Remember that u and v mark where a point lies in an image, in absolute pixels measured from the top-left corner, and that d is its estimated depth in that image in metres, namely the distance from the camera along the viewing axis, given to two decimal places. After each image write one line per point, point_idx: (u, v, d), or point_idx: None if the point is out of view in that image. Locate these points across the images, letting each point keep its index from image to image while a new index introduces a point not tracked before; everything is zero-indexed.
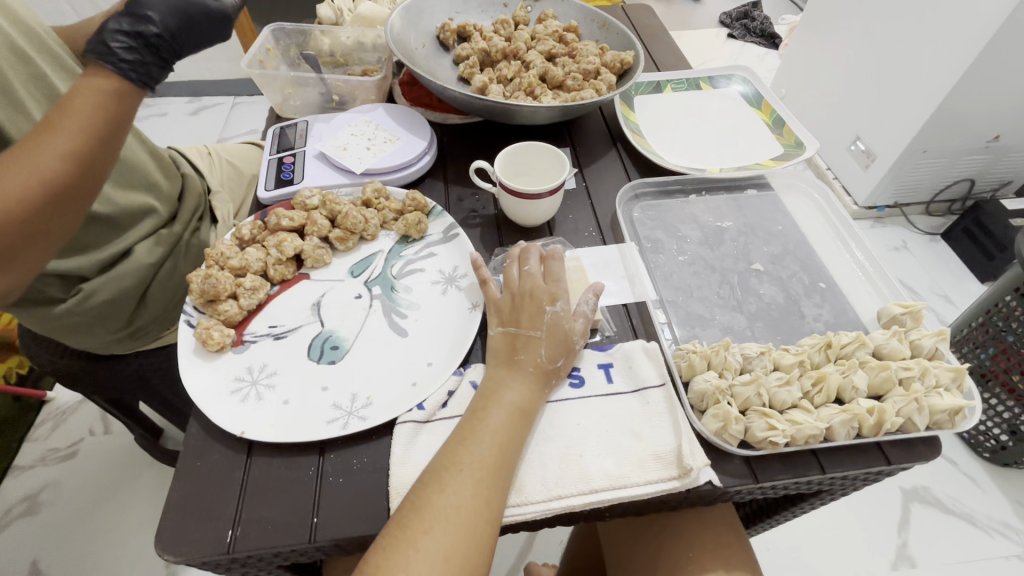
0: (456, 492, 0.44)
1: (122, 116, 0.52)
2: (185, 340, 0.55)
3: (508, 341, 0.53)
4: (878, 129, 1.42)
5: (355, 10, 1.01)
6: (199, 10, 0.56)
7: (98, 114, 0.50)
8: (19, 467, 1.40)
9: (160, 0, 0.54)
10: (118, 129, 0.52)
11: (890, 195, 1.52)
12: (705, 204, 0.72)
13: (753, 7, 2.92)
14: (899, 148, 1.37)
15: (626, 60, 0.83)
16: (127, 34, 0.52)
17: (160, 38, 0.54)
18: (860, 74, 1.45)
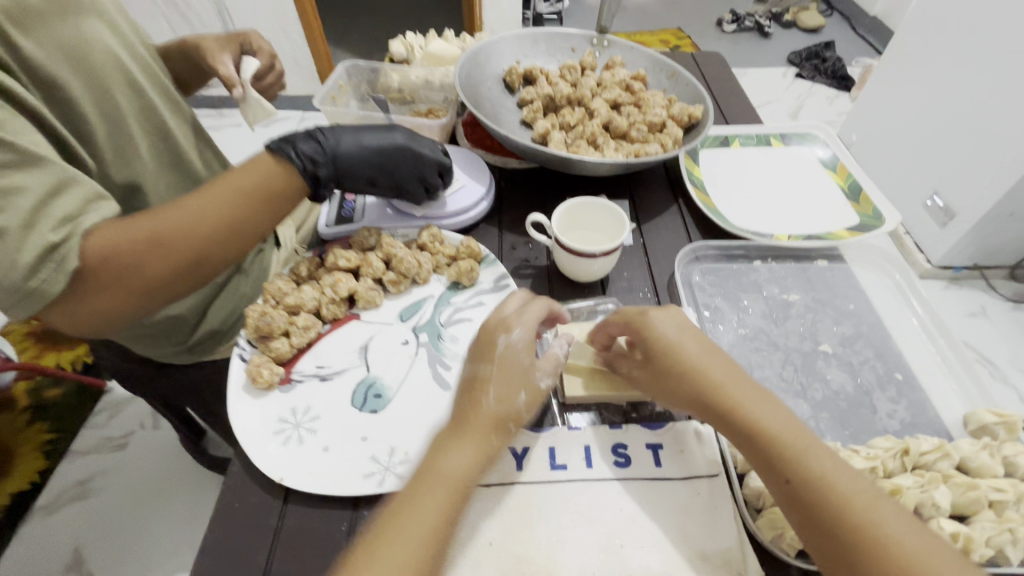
0: (405, 544, 0.40)
1: (270, 189, 0.58)
2: (236, 375, 0.57)
3: (468, 380, 0.49)
4: (958, 187, 1.32)
5: (426, 48, 1.04)
6: (374, 155, 0.66)
7: (258, 191, 0.57)
8: (75, 452, 1.49)
9: (349, 142, 0.65)
10: (258, 194, 0.57)
11: (970, 256, 1.39)
12: (770, 272, 0.69)
13: (825, 47, 2.83)
14: (982, 210, 1.26)
15: (695, 114, 0.81)
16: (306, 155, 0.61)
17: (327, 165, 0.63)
18: (942, 129, 1.36)
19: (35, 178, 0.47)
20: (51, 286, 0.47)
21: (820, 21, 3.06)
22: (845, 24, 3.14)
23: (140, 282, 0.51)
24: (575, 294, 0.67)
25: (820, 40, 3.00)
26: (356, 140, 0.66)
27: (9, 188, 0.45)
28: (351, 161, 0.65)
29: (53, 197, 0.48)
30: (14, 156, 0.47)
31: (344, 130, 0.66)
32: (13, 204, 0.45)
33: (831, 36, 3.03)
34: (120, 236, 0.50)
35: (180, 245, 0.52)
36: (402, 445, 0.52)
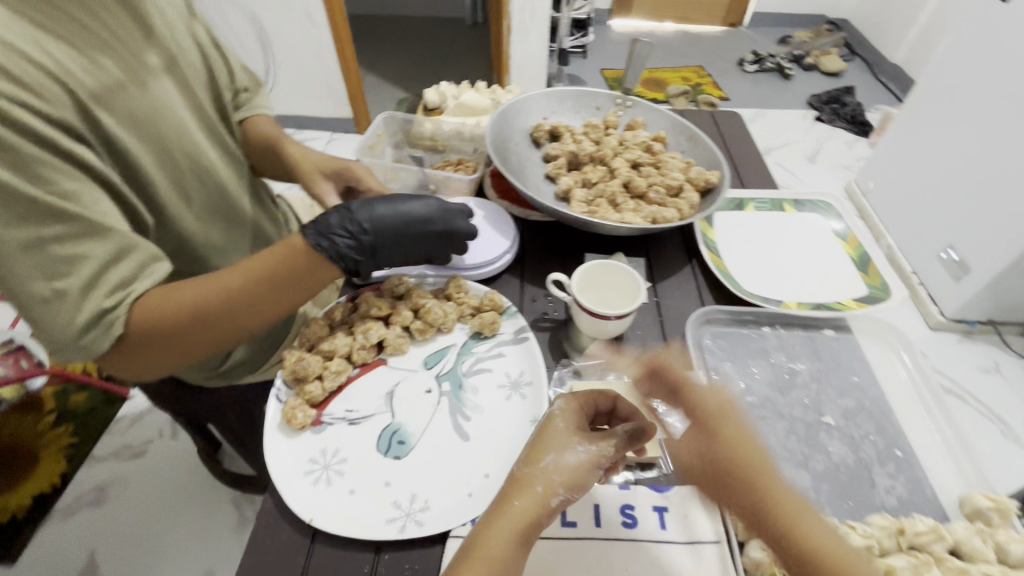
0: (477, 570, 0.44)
1: (297, 272, 0.61)
2: (273, 415, 0.61)
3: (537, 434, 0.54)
4: None
5: (458, 97, 1.10)
6: (411, 227, 0.69)
7: (285, 271, 0.61)
8: (94, 457, 1.52)
9: (385, 216, 0.67)
10: (287, 276, 0.61)
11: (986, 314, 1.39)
12: (779, 340, 0.72)
13: (844, 92, 2.88)
14: None
15: (711, 180, 0.85)
16: (346, 236, 0.64)
17: (367, 242, 0.65)
18: None
19: (97, 246, 0.54)
20: (98, 345, 0.54)
21: (841, 65, 3.10)
22: (866, 68, 3.17)
23: (177, 343, 0.59)
24: (590, 350, 0.70)
25: (840, 83, 3.03)
26: (387, 214, 0.67)
27: (75, 257, 0.52)
28: (386, 235, 0.67)
29: (111, 263, 0.55)
30: (83, 227, 0.53)
31: (379, 203, 0.68)
32: (78, 271, 0.53)
33: (852, 80, 3.06)
34: (160, 305, 0.57)
35: (211, 318, 0.59)
36: (422, 492, 0.56)
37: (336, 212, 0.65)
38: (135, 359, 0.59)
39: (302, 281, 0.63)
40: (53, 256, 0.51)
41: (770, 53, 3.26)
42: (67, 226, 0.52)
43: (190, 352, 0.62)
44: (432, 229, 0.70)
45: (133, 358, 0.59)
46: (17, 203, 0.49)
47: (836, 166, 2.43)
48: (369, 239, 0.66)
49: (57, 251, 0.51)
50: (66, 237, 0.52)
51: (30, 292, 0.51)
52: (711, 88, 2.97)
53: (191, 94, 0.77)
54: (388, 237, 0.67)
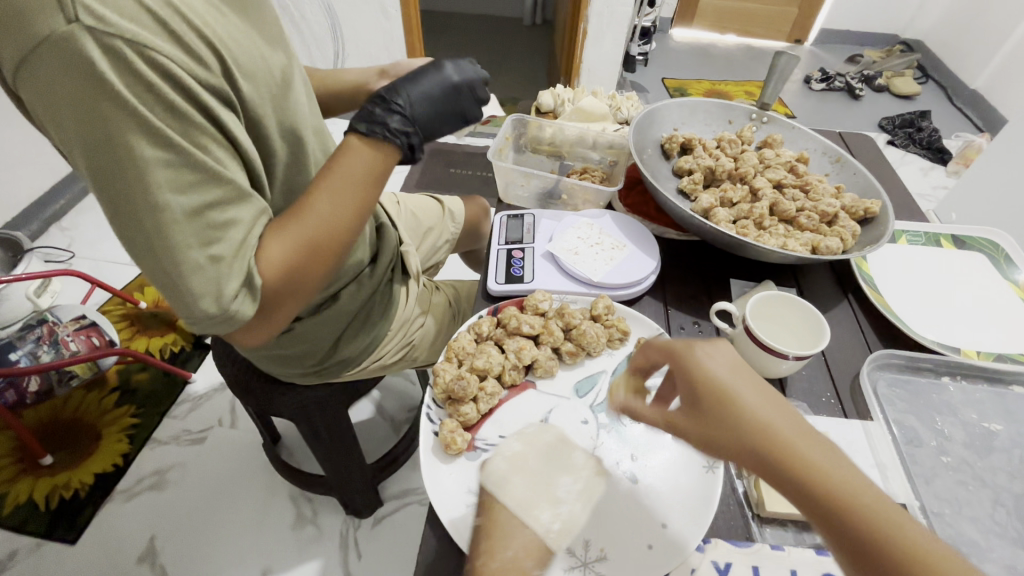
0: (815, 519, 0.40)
1: (374, 172, 0.62)
2: (426, 436, 0.56)
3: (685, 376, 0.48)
4: None
5: (575, 102, 1.05)
6: (442, 98, 0.68)
7: (365, 170, 0.61)
8: (156, 440, 1.51)
9: (415, 91, 0.66)
10: (369, 179, 0.61)
11: None
12: (963, 393, 0.65)
13: (921, 117, 2.74)
14: None
15: (872, 209, 0.78)
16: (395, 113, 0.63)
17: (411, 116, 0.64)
18: None
19: (243, 212, 0.55)
20: (246, 307, 0.56)
21: (916, 87, 2.96)
22: (941, 92, 3.02)
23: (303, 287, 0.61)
24: None
25: (914, 107, 2.90)
26: (417, 88, 0.66)
27: (226, 222, 0.53)
28: (425, 110, 0.66)
29: (253, 227, 0.56)
30: (233, 194, 0.54)
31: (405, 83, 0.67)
32: (229, 236, 0.54)
33: (927, 104, 2.93)
34: (282, 253, 0.58)
35: (319, 250, 0.60)
36: (597, 539, 0.51)
37: (376, 105, 0.63)
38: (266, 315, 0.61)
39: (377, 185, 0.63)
40: (209, 221, 0.52)
41: (840, 72, 3.14)
42: (219, 191, 0.52)
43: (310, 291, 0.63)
44: (459, 96, 0.70)
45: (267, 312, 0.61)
46: (185, 168, 0.49)
47: (912, 195, 2.34)
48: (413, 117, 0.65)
49: (212, 217, 0.52)
50: (218, 203, 0.52)
51: (186, 259, 0.51)
52: (778, 106, 2.87)
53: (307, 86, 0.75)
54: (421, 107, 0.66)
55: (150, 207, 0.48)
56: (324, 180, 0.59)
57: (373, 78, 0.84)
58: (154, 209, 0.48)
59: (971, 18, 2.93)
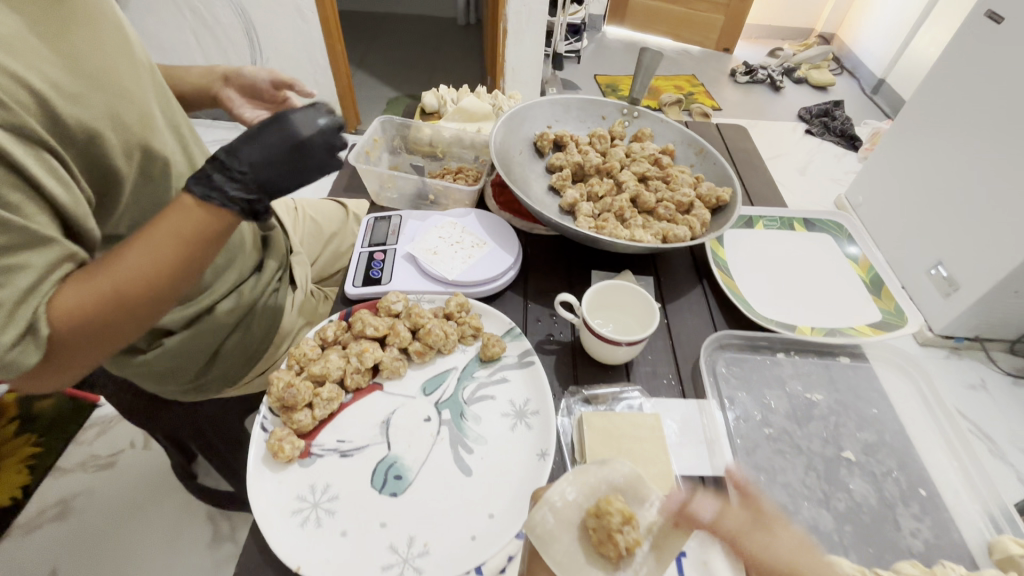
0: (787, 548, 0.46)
1: (212, 233, 0.51)
2: (257, 446, 0.56)
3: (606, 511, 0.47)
4: (968, 256, 1.17)
5: (458, 102, 1.06)
6: (298, 154, 0.56)
7: (198, 232, 0.51)
8: (60, 469, 1.32)
9: (252, 152, 0.53)
10: (207, 242, 0.51)
11: (974, 327, 1.25)
12: (794, 367, 0.69)
13: (834, 106, 2.83)
14: (990, 284, 1.11)
15: (723, 197, 0.82)
16: (235, 182, 0.51)
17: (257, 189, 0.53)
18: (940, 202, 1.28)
19: (37, 259, 0.47)
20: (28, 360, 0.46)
21: (830, 78, 3.09)
22: (853, 83, 3.17)
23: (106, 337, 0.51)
24: (599, 377, 0.66)
25: (828, 97, 3.02)
26: (257, 151, 0.54)
27: (15, 266, 0.45)
28: (271, 173, 0.54)
29: (51, 273, 0.48)
30: (32, 239, 0.47)
31: (243, 141, 0.54)
32: (18, 281, 0.45)
33: (840, 95, 3.06)
34: (78, 302, 0.48)
35: (130, 305, 0.49)
36: (421, 535, 0.51)
37: (211, 171, 0.51)
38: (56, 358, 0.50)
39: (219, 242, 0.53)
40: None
41: (762, 64, 3.25)
42: (5, 236, 0.45)
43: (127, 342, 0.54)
44: (311, 148, 0.57)
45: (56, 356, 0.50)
46: None
47: (826, 179, 2.36)
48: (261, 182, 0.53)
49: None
50: (2, 246, 0.45)
51: None
52: (705, 98, 2.95)
53: (163, 98, 0.71)
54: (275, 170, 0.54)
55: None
56: (142, 233, 0.50)
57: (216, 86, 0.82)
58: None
59: (875, 13, 3.09)
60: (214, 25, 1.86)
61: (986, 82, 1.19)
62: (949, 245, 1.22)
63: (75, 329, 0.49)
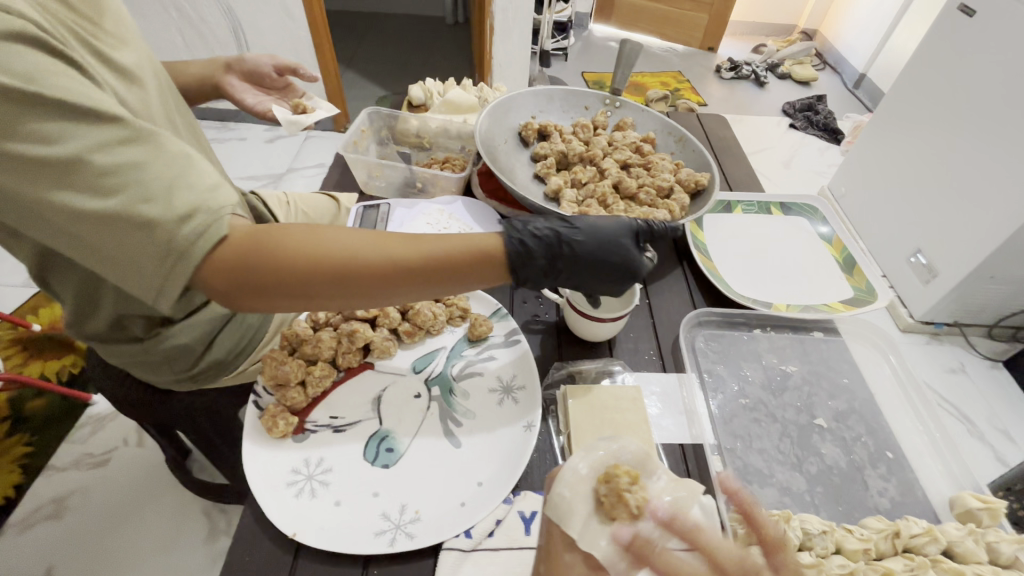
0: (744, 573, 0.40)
1: (470, 262, 0.51)
2: (252, 423, 0.58)
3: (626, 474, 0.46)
4: (942, 241, 1.18)
5: (444, 94, 1.08)
6: (618, 252, 0.58)
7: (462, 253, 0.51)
8: (52, 468, 1.26)
9: (591, 232, 0.57)
10: (450, 274, 0.51)
11: (953, 313, 1.25)
12: (770, 342, 0.72)
13: (817, 101, 2.87)
14: (966, 269, 1.12)
15: (701, 181, 0.85)
16: (535, 235, 0.55)
17: (547, 245, 0.55)
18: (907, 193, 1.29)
19: (146, 152, 0.42)
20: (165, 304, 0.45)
21: (813, 74, 3.14)
22: (836, 78, 3.22)
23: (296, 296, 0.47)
24: (583, 354, 0.69)
25: (812, 93, 3.07)
26: (590, 230, 0.57)
27: (121, 167, 0.41)
28: (587, 249, 0.56)
29: (184, 172, 0.43)
30: (131, 132, 0.42)
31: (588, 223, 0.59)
32: (134, 180, 0.41)
33: (824, 90, 3.11)
34: (295, 241, 0.46)
35: (338, 263, 0.47)
36: (413, 503, 0.53)
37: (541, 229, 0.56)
38: (237, 276, 0.44)
39: (489, 279, 0.53)
40: (94, 165, 0.40)
41: (746, 61, 3.29)
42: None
43: (287, 304, 0.48)
44: (634, 271, 0.58)
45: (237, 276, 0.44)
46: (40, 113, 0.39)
47: (810, 171, 2.40)
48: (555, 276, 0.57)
49: (97, 163, 0.40)
50: (110, 142, 0.41)
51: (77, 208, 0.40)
52: (691, 94, 2.98)
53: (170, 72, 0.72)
54: (596, 278, 0.58)
55: (31, 168, 0.39)
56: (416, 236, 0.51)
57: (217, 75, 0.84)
58: (41, 170, 0.39)
59: (855, 10, 3.14)
60: (201, 24, 1.86)
61: (945, 69, 1.20)
62: (923, 230, 1.24)
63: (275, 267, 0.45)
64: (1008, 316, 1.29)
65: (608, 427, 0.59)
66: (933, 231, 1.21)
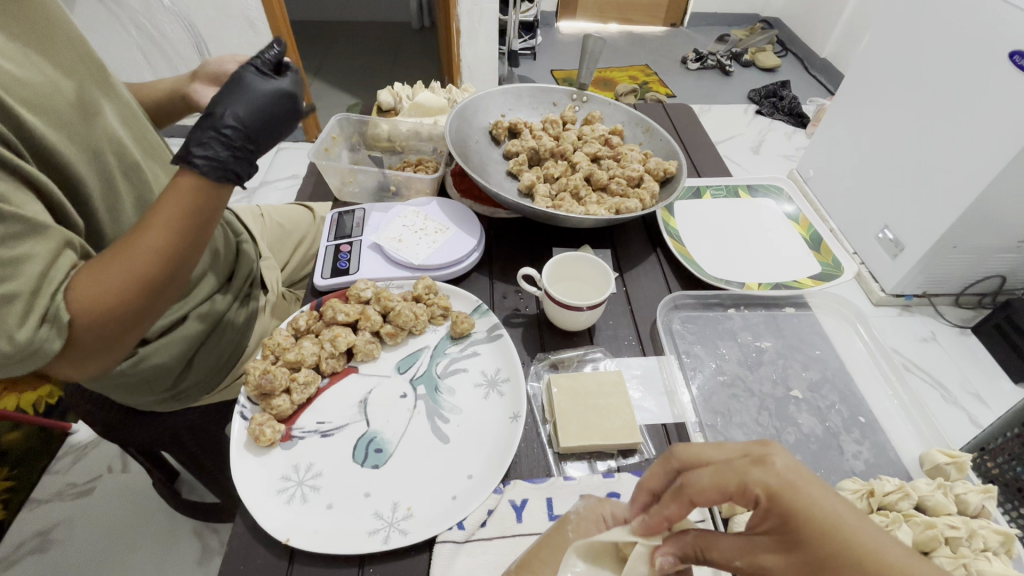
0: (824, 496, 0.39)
1: (198, 210, 0.53)
2: (238, 433, 0.58)
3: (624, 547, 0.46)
4: (906, 215, 1.22)
5: (413, 98, 1.08)
6: (277, 111, 0.60)
7: (191, 204, 0.52)
8: (34, 502, 1.23)
9: (240, 108, 0.57)
10: (201, 225, 0.54)
11: (922, 284, 1.30)
12: (744, 320, 0.75)
13: (781, 86, 2.92)
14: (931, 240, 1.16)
15: (670, 169, 0.87)
16: (206, 158, 0.53)
17: (236, 134, 0.56)
18: (869, 169, 1.33)
19: (36, 246, 0.47)
20: (51, 344, 0.47)
21: (776, 61, 3.20)
22: (798, 63, 3.28)
23: (124, 332, 0.52)
24: (564, 343, 0.70)
25: (776, 79, 3.12)
26: (243, 108, 0.57)
27: (15, 259, 0.45)
28: (258, 125, 0.58)
29: (57, 264, 0.48)
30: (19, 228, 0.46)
31: (228, 103, 0.57)
32: (20, 275, 0.45)
33: (787, 76, 3.17)
34: (105, 287, 0.49)
35: (142, 290, 0.50)
36: (405, 499, 0.54)
37: (219, 144, 0.55)
38: (114, 304, 0.49)
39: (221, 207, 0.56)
40: None
41: (711, 50, 3.33)
42: (7, 226, 0.45)
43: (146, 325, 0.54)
44: (296, 109, 0.63)
45: (105, 315, 0.50)
46: None
47: (778, 155, 2.46)
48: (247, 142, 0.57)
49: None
50: (6, 237, 0.45)
51: None
52: (659, 87, 3.02)
53: (123, 108, 0.70)
54: (276, 136, 0.61)
55: None
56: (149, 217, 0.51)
57: (184, 86, 0.83)
58: None
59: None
60: (162, 41, 1.81)
61: (891, 48, 1.24)
62: (889, 205, 1.27)
63: (97, 305, 0.49)
64: (972, 283, 1.33)
65: (593, 413, 0.60)
66: (898, 205, 1.24)
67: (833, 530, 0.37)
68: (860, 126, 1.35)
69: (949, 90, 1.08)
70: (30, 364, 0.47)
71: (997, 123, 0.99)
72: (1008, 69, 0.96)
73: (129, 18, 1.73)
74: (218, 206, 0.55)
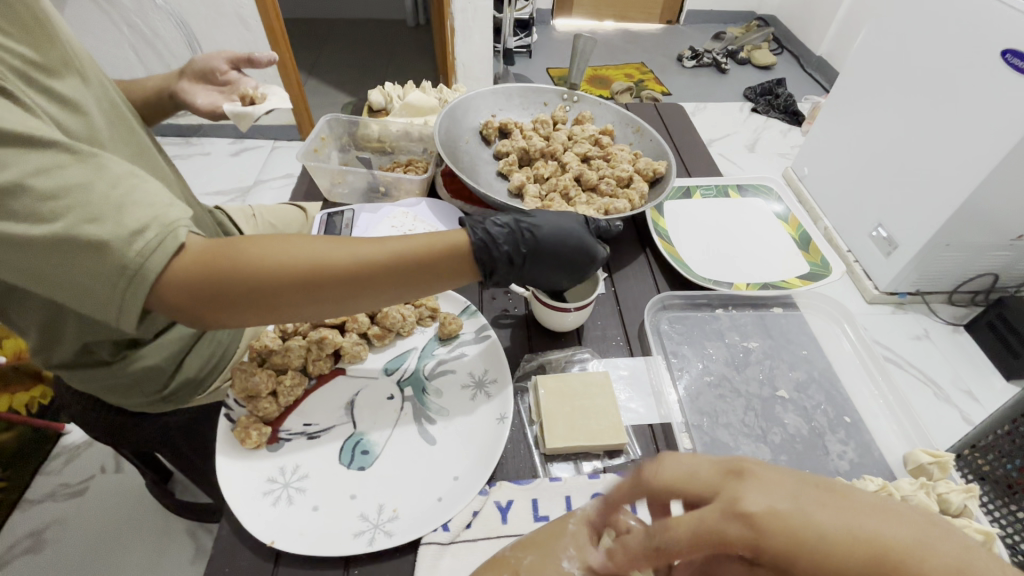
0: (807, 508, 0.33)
1: (447, 261, 0.53)
2: (224, 435, 0.58)
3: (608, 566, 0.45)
4: (900, 213, 1.22)
5: (404, 98, 1.08)
6: (569, 244, 0.62)
7: (434, 250, 0.52)
8: (27, 502, 1.23)
9: (548, 230, 0.61)
10: (424, 276, 0.52)
11: (914, 282, 1.30)
12: (732, 320, 0.75)
13: (777, 84, 2.92)
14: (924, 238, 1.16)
15: (659, 169, 0.87)
16: (483, 232, 0.56)
17: (524, 240, 0.59)
18: (863, 168, 1.33)
19: None
20: (159, 267, 0.42)
21: (772, 59, 3.19)
22: (794, 61, 3.28)
23: (245, 301, 0.46)
24: (552, 344, 0.70)
25: (771, 77, 3.12)
26: (547, 228, 0.61)
27: None
28: (548, 245, 0.61)
29: None
30: None
31: (540, 220, 0.63)
32: None
33: (783, 74, 3.17)
34: (278, 254, 0.46)
35: (306, 274, 0.47)
36: (390, 502, 0.54)
37: (502, 239, 0.57)
38: (271, 268, 0.46)
39: (461, 280, 0.56)
40: None
41: (707, 48, 3.32)
42: None
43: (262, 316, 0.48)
44: (591, 253, 0.63)
45: (258, 270, 0.45)
46: None
47: (773, 154, 2.46)
48: (527, 253, 0.60)
49: (37, 188, 0.40)
50: None
51: None
52: (655, 84, 3.01)
53: (105, 100, 0.69)
54: (549, 266, 0.62)
55: None
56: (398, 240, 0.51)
57: (172, 86, 0.83)
58: None
59: None
60: (154, 39, 1.80)
61: (883, 46, 1.24)
62: (881, 205, 1.28)
63: (268, 269, 0.45)
64: (964, 281, 1.33)
65: (579, 415, 0.60)
66: (891, 203, 1.24)
67: (851, 538, 0.32)
68: (853, 124, 1.35)
69: (941, 88, 1.08)
70: (117, 280, 0.41)
71: (990, 122, 0.99)
72: (1000, 68, 0.96)
73: (122, 17, 1.72)
74: (451, 275, 0.54)
